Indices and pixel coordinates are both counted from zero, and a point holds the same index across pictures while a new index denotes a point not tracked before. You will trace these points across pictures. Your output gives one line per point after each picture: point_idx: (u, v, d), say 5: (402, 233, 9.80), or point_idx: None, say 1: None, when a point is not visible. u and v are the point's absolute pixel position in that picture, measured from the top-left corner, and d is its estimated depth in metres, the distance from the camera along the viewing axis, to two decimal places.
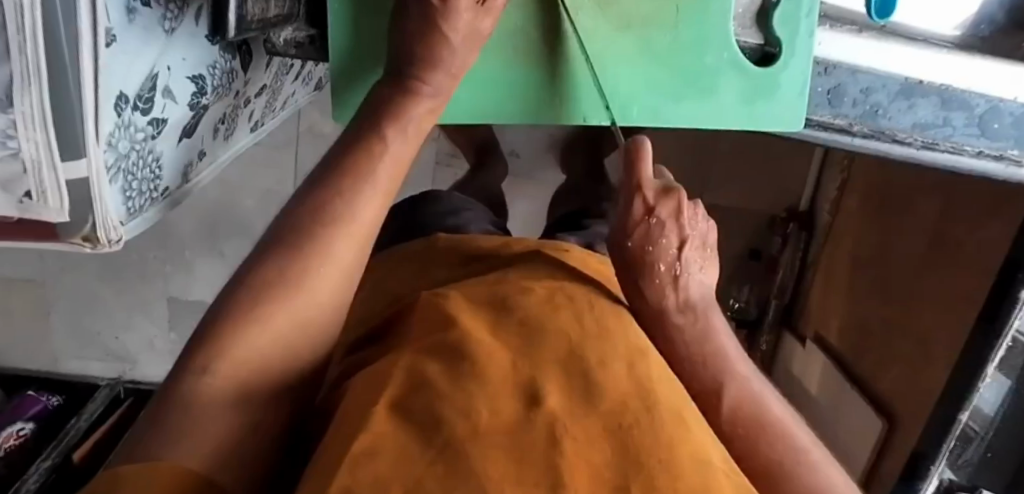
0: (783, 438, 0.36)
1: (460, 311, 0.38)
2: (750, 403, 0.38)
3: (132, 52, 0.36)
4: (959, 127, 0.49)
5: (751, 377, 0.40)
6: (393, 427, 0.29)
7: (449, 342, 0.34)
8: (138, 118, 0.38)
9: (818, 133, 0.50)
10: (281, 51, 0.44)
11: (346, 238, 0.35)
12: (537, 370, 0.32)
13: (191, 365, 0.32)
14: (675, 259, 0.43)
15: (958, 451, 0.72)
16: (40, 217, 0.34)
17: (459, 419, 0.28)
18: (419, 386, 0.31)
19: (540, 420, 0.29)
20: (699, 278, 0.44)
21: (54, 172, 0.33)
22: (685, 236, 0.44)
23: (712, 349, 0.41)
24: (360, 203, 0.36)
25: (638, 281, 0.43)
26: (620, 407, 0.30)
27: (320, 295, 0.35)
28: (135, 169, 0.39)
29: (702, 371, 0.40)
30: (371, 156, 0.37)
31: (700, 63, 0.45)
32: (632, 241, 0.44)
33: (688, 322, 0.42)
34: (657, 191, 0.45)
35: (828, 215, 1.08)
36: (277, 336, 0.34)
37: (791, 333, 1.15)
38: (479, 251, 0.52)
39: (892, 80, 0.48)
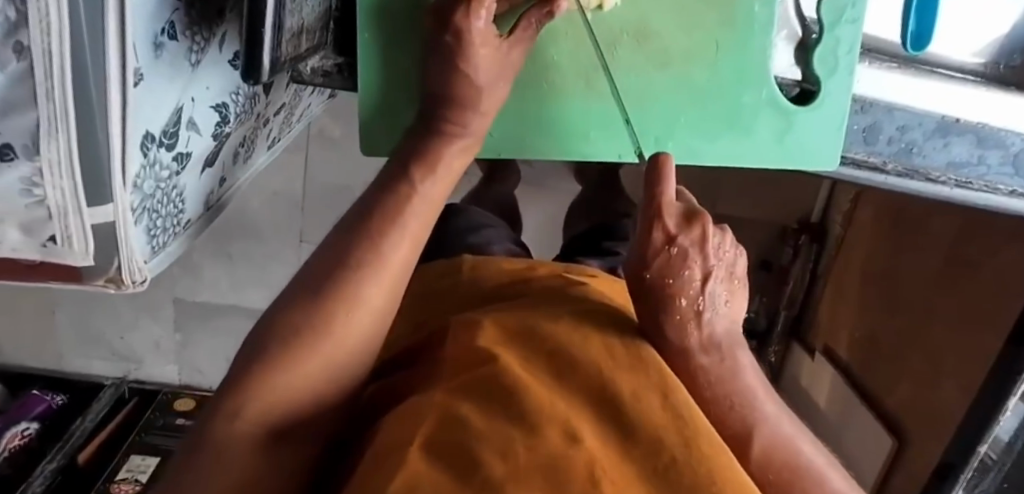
0: (816, 486, 0.32)
1: (488, 339, 0.36)
2: (782, 446, 0.33)
3: (159, 89, 0.37)
4: (993, 166, 0.49)
5: (780, 413, 0.35)
6: (427, 467, 0.27)
7: (478, 372, 0.33)
8: (164, 155, 0.39)
9: (851, 172, 0.49)
10: (307, 80, 0.42)
11: (380, 282, 0.34)
12: (570, 405, 0.31)
13: (222, 407, 0.31)
14: (699, 294, 0.36)
15: (976, 479, 0.72)
16: (63, 261, 0.36)
17: (495, 460, 0.27)
18: (451, 419, 0.30)
19: (580, 456, 0.27)
20: (724, 314, 0.37)
21: (80, 216, 0.34)
22: (710, 268, 0.36)
23: (740, 389, 0.35)
24: (392, 244, 0.34)
25: (656, 317, 0.35)
26: (657, 445, 0.29)
27: (349, 338, 0.33)
28: (160, 206, 0.41)
29: (730, 416, 0.34)
30: (404, 200, 0.36)
31: (735, 100, 0.45)
32: (651, 273, 0.36)
33: (713, 364, 0.35)
34: (679, 216, 0.36)
35: (839, 227, 1.05)
36: (310, 379, 0.32)
37: (801, 345, 1.13)
38: (503, 275, 0.50)
39: (929, 118, 0.47)
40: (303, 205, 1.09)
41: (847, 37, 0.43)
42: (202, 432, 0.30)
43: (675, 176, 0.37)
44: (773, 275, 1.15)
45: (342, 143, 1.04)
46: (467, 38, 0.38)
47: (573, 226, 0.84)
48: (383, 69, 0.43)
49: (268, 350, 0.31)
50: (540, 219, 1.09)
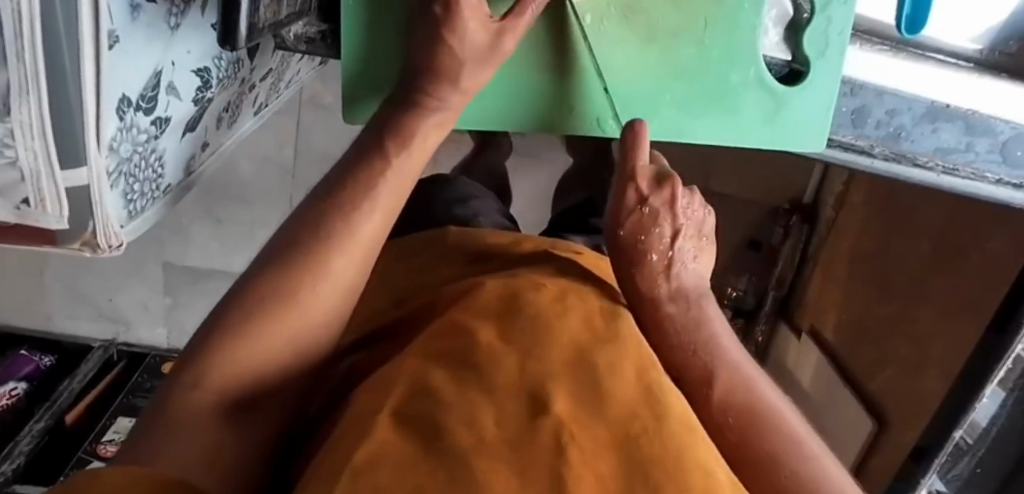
0: (771, 426, 0.34)
1: (466, 312, 0.36)
2: (743, 392, 0.35)
3: (136, 52, 0.36)
4: (981, 153, 0.48)
5: (746, 363, 0.38)
6: (396, 434, 0.27)
7: (457, 344, 0.33)
8: (141, 119, 0.38)
9: (838, 154, 0.49)
10: (292, 47, 0.42)
11: (349, 254, 0.34)
12: (545, 375, 0.30)
13: (182, 377, 0.31)
14: (668, 251, 0.40)
15: (950, 461, 0.73)
16: (37, 224, 0.36)
17: (463, 426, 0.27)
18: (423, 390, 0.30)
19: (546, 425, 0.27)
20: (692, 269, 0.41)
21: (53, 179, 0.34)
22: (678, 226, 0.41)
23: (704, 337, 0.38)
24: (362, 216, 0.34)
25: (630, 271, 0.40)
26: (627, 417, 0.29)
27: (315, 311, 0.33)
28: (137, 170, 0.40)
29: (693, 360, 0.37)
30: (374, 174, 0.35)
31: (721, 78, 0.44)
32: (624, 232, 0.41)
33: (679, 312, 0.39)
34: (652, 177, 0.41)
35: (831, 210, 1.04)
36: (274, 349, 0.32)
37: (786, 325, 1.15)
38: (488, 250, 0.50)
39: (917, 104, 0.46)
40: (293, 172, 1.08)
41: (838, 19, 0.42)
42: (165, 392, 0.31)
43: (649, 140, 0.41)
44: (762, 255, 1.15)
45: (333, 110, 1.03)
46: (455, 10, 0.37)
47: (562, 199, 0.84)
48: (370, 36, 0.42)
49: (227, 317, 0.32)
50: (531, 192, 1.09)
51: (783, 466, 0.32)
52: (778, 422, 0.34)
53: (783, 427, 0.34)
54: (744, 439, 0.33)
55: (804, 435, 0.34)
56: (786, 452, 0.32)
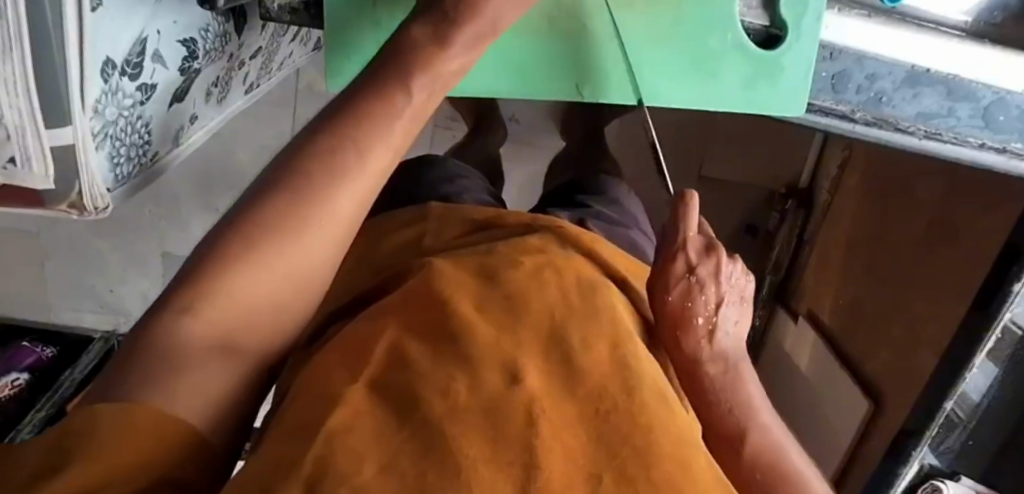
0: (799, 489, 0.36)
1: (449, 279, 0.38)
2: (770, 451, 0.38)
3: (121, 17, 0.37)
4: (963, 118, 0.48)
5: (775, 426, 0.40)
6: (371, 405, 0.29)
7: (434, 318, 0.34)
8: (127, 83, 0.39)
9: (818, 118, 0.49)
10: (275, 17, 0.44)
11: (353, 193, 0.33)
12: (519, 350, 0.32)
13: (172, 306, 0.31)
14: (714, 315, 0.41)
15: (942, 434, 0.71)
16: (23, 184, 0.37)
17: (437, 400, 0.28)
18: (401, 365, 0.31)
19: (518, 399, 0.28)
20: (732, 331, 0.42)
21: (38, 137, 0.35)
22: (723, 295, 0.42)
23: (739, 397, 0.40)
24: (371, 155, 0.34)
25: (679, 337, 0.40)
26: (600, 391, 0.30)
27: (317, 252, 0.33)
28: (124, 134, 0.41)
29: (728, 417, 0.39)
30: (391, 110, 0.34)
31: (702, 42, 0.45)
32: (672, 298, 0.40)
33: (718, 373, 0.40)
34: (700, 247, 0.42)
35: (826, 194, 1.05)
36: (268, 289, 0.32)
37: (785, 311, 1.13)
38: (480, 222, 0.51)
39: (898, 68, 0.47)
40: None
41: None
42: (150, 320, 0.31)
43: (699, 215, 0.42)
44: (758, 240, 1.16)
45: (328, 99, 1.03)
46: None
47: (555, 180, 0.85)
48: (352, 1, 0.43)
49: (231, 249, 0.31)
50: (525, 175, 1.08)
51: None
52: (800, 478, 0.37)
53: (806, 487, 0.36)
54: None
55: (823, 492, 0.36)
56: None
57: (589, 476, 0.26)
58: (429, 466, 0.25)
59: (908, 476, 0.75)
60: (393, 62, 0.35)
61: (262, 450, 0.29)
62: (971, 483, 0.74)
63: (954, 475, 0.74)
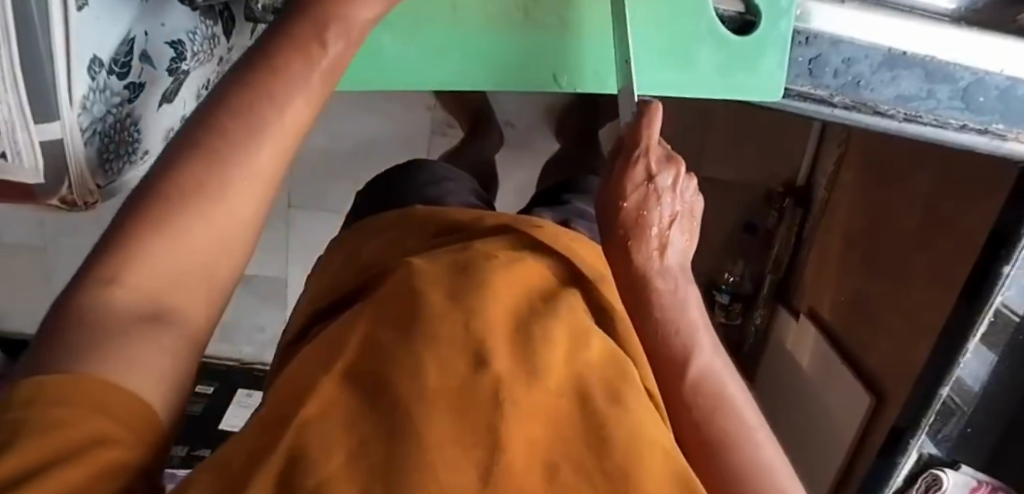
0: (732, 419, 0.34)
1: (423, 272, 0.38)
2: (712, 380, 0.35)
3: (109, 14, 0.37)
4: (943, 99, 0.49)
5: (717, 354, 0.36)
6: (340, 389, 0.29)
7: (405, 307, 0.35)
8: (114, 81, 0.39)
9: (795, 103, 0.49)
10: (260, 18, 0.44)
11: (273, 144, 0.27)
12: (488, 337, 0.32)
13: (85, 282, 0.24)
14: (666, 230, 0.39)
15: (939, 422, 0.71)
16: (15, 178, 0.35)
17: (407, 383, 0.28)
18: (372, 353, 0.32)
19: (485, 384, 0.29)
20: (683, 248, 0.40)
21: (27, 132, 0.34)
22: (675, 209, 0.40)
23: (687, 320, 0.37)
24: (288, 101, 0.27)
25: (628, 247, 0.39)
26: (560, 386, 0.30)
27: (241, 213, 0.27)
28: (112, 134, 0.40)
29: (673, 339, 0.36)
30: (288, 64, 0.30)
31: (671, 30, 0.46)
32: (626, 204, 0.39)
33: (668, 290, 0.38)
34: (661, 156, 0.39)
35: (825, 191, 1.05)
36: (195, 254, 0.26)
37: (786, 308, 1.13)
38: (456, 223, 0.51)
39: (875, 51, 0.47)
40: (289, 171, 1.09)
41: None
42: (63, 300, 0.25)
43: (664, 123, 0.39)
44: (757, 239, 1.14)
45: None
46: None
47: (548, 181, 0.86)
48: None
49: (142, 217, 0.25)
50: (520, 184, 1.06)
51: (734, 454, 0.32)
52: (734, 407, 0.34)
53: (738, 418, 0.34)
54: (705, 418, 0.34)
55: (755, 422, 0.34)
56: (735, 448, 0.32)
57: (548, 465, 0.26)
58: (397, 445, 0.25)
59: (908, 465, 0.76)
60: None
61: (238, 432, 0.28)
62: (972, 472, 0.73)
63: (954, 464, 0.73)
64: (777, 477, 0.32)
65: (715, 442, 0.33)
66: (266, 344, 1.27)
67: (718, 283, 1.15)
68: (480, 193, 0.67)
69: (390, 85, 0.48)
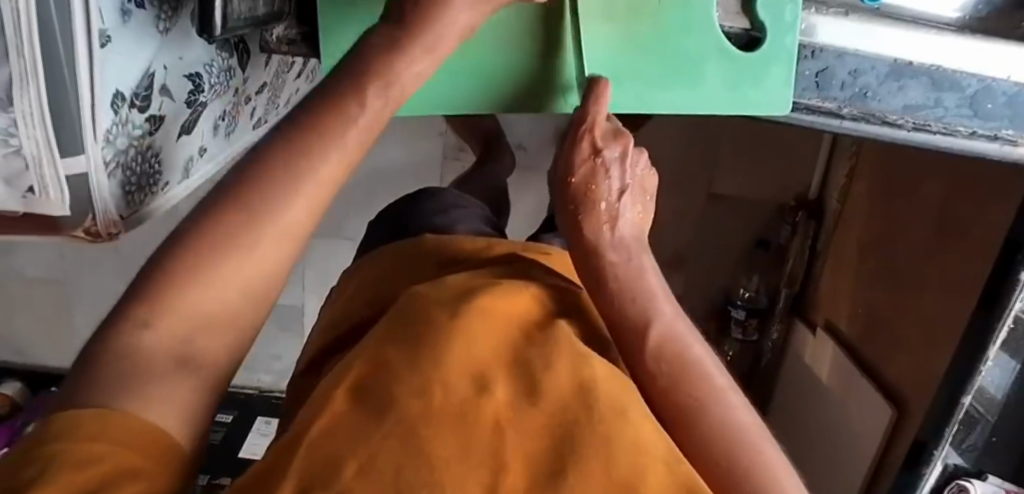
0: (701, 379, 0.35)
1: (423, 299, 0.39)
2: (674, 342, 0.36)
3: (127, 52, 0.37)
4: (951, 108, 0.49)
5: (679, 317, 0.38)
6: (349, 410, 0.30)
7: (408, 331, 0.36)
8: (135, 115, 0.39)
9: (805, 116, 0.50)
10: (275, 48, 0.45)
11: (307, 199, 0.28)
12: (487, 366, 0.33)
13: (123, 319, 0.27)
14: (616, 203, 0.40)
15: (964, 432, 0.71)
16: (44, 212, 0.36)
17: (412, 401, 0.29)
18: (379, 374, 0.32)
19: (486, 407, 0.30)
20: (636, 223, 0.41)
21: (54, 167, 0.34)
22: (626, 183, 0.41)
23: (643, 288, 0.38)
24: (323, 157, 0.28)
25: (580, 218, 0.40)
26: (560, 404, 0.31)
27: (268, 258, 0.28)
28: (135, 164, 0.41)
29: (630, 308, 0.38)
30: (340, 117, 0.29)
31: (678, 50, 0.45)
32: (575, 180, 0.41)
33: (621, 261, 0.39)
34: (608, 132, 0.41)
35: (837, 202, 1.05)
36: (222, 301, 0.28)
37: (803, 322, 1.12)
38: (457, 256, 0.50)
39: (881, 62, 0.47)
40: None
41: None
42: (100, 344, 0.26)
43: (611, 101, 0.41)
44: (770, 253, 1.14)
45: None
46: None
47: None
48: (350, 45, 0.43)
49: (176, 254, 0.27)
50: (530, 206, 1.08)
51: (705, 417, 0.34)
52: (702, 370, 0.36)
53: (707, 376, 0.35)
54: (673, 385, 0.35)
55: (725, 384, 0.35)
56: (713, 408, 0.34)
57: (550, 476, 0.27)
58: (403, 459, 0.26)
59: (933, 477, 0.73)
60: None
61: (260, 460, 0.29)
62: (999, 482, 0.73)
63: (980, 475, 0.72)
64: (748, 435, 0.33)
65: (685, 414, 0.34)
66: (283, 373, 1.27)
67: (735, 298, 1.15)
68: (493, 219, 0.67)
69: None
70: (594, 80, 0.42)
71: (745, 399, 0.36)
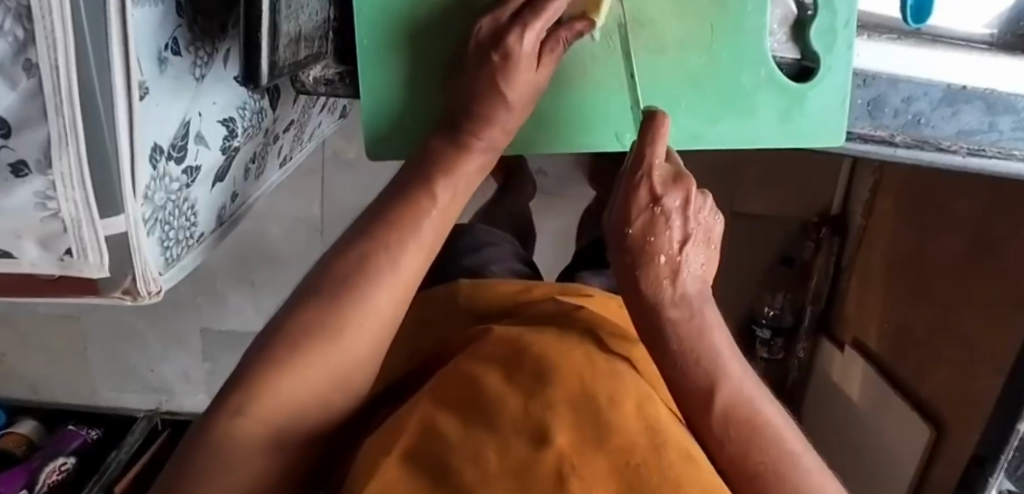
0: (774, 447, 0.33)
1: (476, 358, 0.35)
2: (742, 405, 0.34)
3: (165, 103, 0.36)
4: (1007, 131, 0.43)
5: (748, 378, 0.35)
6: (402, 477, 0.27)
7: (461, 386, 0.33)
8: (173, 167, 0.38)
9: (859, 146, 0.45)
10: (311, 90, 0.42)
11: (388, 290, 0.34)
12: (549, 411, 0.30)
13: (226, 404, 0.31)
14: (678, 255, 0.34)
15: (1018, 459, 0.63)
16: (81, 274, 0.34)
17: (468, 466, 0.27)
18: (431, 436, 0.29)
19: (548, 459, 0.27)
20: (699, 276, 0.35)
21: (94, 228, 0.32)
22: (690, 231, 0.34)
23: (707, 349, 0.34)
24: (404, 257, 0.35)
25: (635, 275, 0.34)
26: (627, 447, 0.28)
27: (357, 338, 0.33)
28: (173, 218, 0.39)
29: (694, 370, 0.34)
30: (418, 213, 0.36)
31: (733, 82, 0.44)
32: (632, 231, 0.34)
33: (683, 318, 0.34)
34: (667, 175, 0.34)
35: (861, 217, 1.03)
36: (315, 384, 0.33)
37: (830, 341, 1.09)
38: (498, 304, 0.49)
39: (935, 87, 0.42)
40: (321, 229, 1.09)
41: (842, 10, 0.42)
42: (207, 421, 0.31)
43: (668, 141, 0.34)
44: (795, 271, 1.10)
45: (357, 165, 1.04)
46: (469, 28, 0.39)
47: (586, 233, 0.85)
48: (395, 96, 0.42)
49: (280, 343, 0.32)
50: (556, 230, 1.06)
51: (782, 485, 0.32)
52: (774, 434, 0.33)
53: (779, 443, 0.33)
54: (743, 453, 0.33)
55: (799, 447, 0.33)
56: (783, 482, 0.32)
57: None
58: None
59: None
60: (430, 154, 0.38)
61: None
62: None
63: None
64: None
65: (768, 470, 0.32)
66: None
67: (759, 317, 1.12)
68: (528, 256, 0.66)
69: (412, 142, 0.43)
70: (651, 112, 0.34)
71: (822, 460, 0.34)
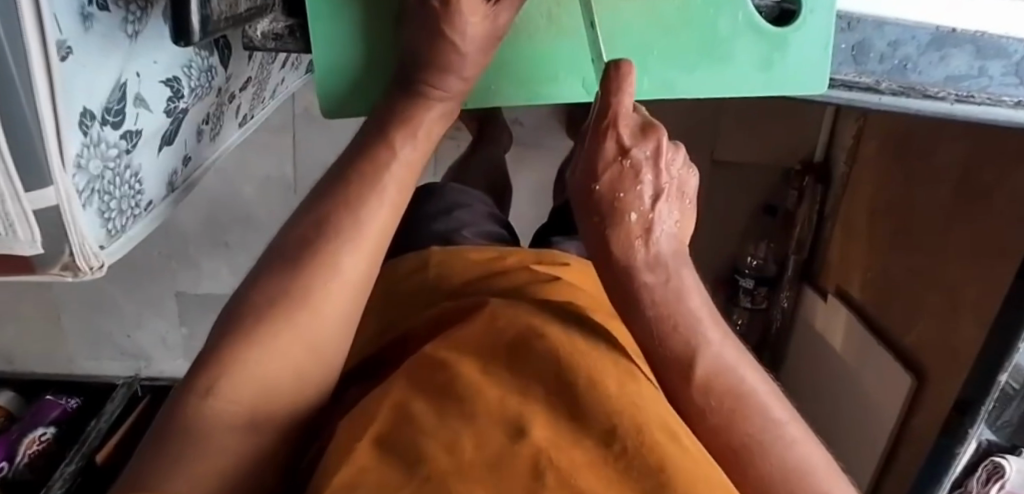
0: (759, 416, 0.31)
1: (449, 344, 0.33)
2: (725, 375, 0.32)
3: (93, 63, 0.33)
4: (996, 77, 0.40)
5: (728, 342, 0.33)
6: (375, 462, 0.26)
7: (436, 374, 0.31)
8: (109, 133, 0.35)
9: (841, 95, 0.42)
10: (260, 46, 0.39)
11: (356, 251, 0.33)
12: (525, 403, 0.28)
13: (194, 386, 0.29)
14: (650, 211, 0.33)
15: (998, 408, 0.63)
16: (12, 251, 0.31)
17: (441, 455, 0.25)
18: (403, 425, 0.28)
19: (524, 450, 0.25)
20: (673, 232, 0.34)
21: (19, 203, 0.30)
22: (661, 186, 0.33)
23: (685, 311, 0.33)
24: (368, 212, 0.33)
25: (605, 233, 0.33)
26: (610, 431, 0.26)
27: (326, 308, 0.32)
28: (113, 187, 0.37)
29: (671, 339, 0.32)
30: (379, 171, 0.34)
31: (709, 27, 0.42)
32: (600, 187, 0.33)
33: (658, 284, 0.33)
34: (636, 128, 0.33)
35: (844, 165, 1.02)
36: (289, 358, 0.31)
37: (813, 288, 1.08)
38: (471, 274, 0.47)
39: (922, 30, 0.39)
40: (294, 187, 1.06)
41: None
42: (172, 409, 0.30)
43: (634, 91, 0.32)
44: (778, 220, 1.09)
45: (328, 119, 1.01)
46: None
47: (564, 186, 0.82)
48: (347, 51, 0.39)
49: (246, 321, 0.30)
50: (534, 183, 1.04)
51: (768, 460, 0.30)
52: (758, 404, 0.31)
53: (763, 413, 0.31)
54: (725, 423, 0.31)
55: (785, 416, 0.31)
56: (768, 460, 0.30)
57: None
58: None
59: (968, 454, 0.67)
60: (384, 114, 0.35)
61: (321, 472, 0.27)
62: None
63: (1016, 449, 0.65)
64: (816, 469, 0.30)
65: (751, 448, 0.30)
66: None
67: (742, 267, 1.11)
68: (504, 217, 0.64)
69: (368, 100, 0.40)
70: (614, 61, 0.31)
71: (807, 428, 0.32)
